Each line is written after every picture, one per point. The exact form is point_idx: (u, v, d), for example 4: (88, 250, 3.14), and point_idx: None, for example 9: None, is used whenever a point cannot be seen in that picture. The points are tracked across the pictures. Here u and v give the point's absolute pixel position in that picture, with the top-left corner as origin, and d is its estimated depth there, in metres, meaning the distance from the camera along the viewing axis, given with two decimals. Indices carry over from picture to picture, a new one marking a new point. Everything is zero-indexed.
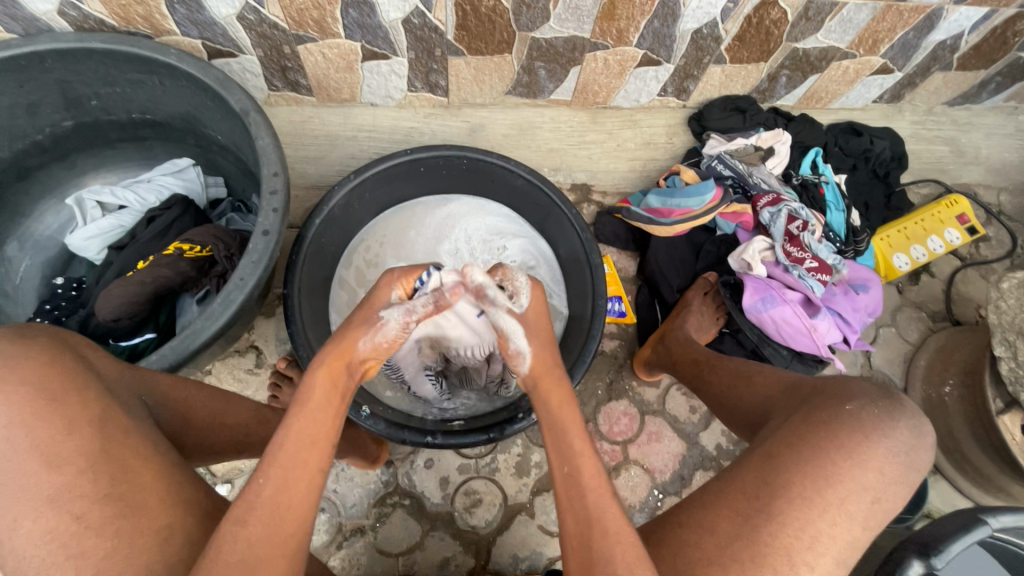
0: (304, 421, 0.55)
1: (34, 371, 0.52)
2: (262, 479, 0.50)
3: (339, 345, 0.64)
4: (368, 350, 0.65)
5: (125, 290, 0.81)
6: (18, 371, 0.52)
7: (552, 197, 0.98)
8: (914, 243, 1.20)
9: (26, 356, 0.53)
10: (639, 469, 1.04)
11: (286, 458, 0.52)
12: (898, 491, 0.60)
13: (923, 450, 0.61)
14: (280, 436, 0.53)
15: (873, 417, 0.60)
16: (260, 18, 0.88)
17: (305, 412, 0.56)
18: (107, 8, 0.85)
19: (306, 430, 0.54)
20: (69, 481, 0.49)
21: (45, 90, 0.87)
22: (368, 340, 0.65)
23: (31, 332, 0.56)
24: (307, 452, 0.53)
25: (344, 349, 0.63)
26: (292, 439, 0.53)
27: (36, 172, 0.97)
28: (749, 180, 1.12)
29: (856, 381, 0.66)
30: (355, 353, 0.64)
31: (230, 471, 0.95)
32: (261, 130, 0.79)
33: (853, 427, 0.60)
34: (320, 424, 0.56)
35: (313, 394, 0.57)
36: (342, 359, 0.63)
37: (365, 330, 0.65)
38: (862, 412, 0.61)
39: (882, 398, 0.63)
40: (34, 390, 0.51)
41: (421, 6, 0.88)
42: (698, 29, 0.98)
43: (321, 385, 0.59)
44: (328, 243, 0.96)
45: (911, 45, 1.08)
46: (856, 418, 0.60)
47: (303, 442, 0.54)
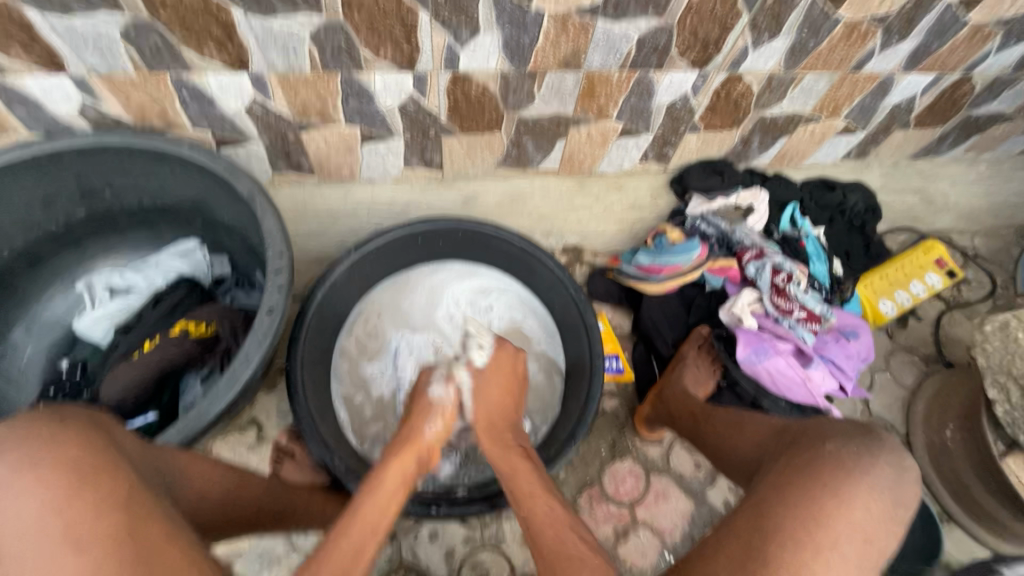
0: (365, 511, 0.62)
1: (70, 452, 0.52)
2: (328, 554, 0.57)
3: (409, 437, 0.76)
4: (433, 433, 0.77)
5: (132, 372, 0.86)
6: (54, 453, 0.51)
7: (546, 263, 1.03)
8: (897, 288, 1.25)
9: (62, 439, 0.52)
10: (648, 531, 1.02)
11: (348, 538, 0.59)
12: (892, 531, 0.58)
13: (909, 485, 0.60)
14: (347, 522, 0.61)
15: (853, 453, 0.61)
16: (267, 110, 0.95)
17: (369, 501, 0.64)
18: (125, 108, 0.92)
19: (373, 513, 0.63)
20: (95, 564, 0.47)
21: (63, 182, 0.92)
22: (431, 425, 0.78)
23: (69, 417, 0.56)
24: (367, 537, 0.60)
25: (416, 440, 0.75)
26: (360, 520, 0.61)
27: (47, 260, 1.00)
28: (732, 237, 1.18)
29: (835, 423, 0.68)
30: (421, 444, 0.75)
31: (229, 554, 0.93)
32: (267, 214, 0.83)
33: (833, 465, 0.60)
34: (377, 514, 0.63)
35: (384, 480, 0.67)
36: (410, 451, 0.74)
37: (427, 419, 0.79)
38: (841, 449, 0.61)
39: (860, 434, 0.64)
40: (70, 472, 0.50)
41: (415, 94, 0.96)
42: (672, 103, 1.07)
43: (391, 476, 0.69)
44: (330, 315, 0.99)
45: (869, 108, 1.17)
46: (836, 455, 0.61)
47: (365, 528, 0.60)
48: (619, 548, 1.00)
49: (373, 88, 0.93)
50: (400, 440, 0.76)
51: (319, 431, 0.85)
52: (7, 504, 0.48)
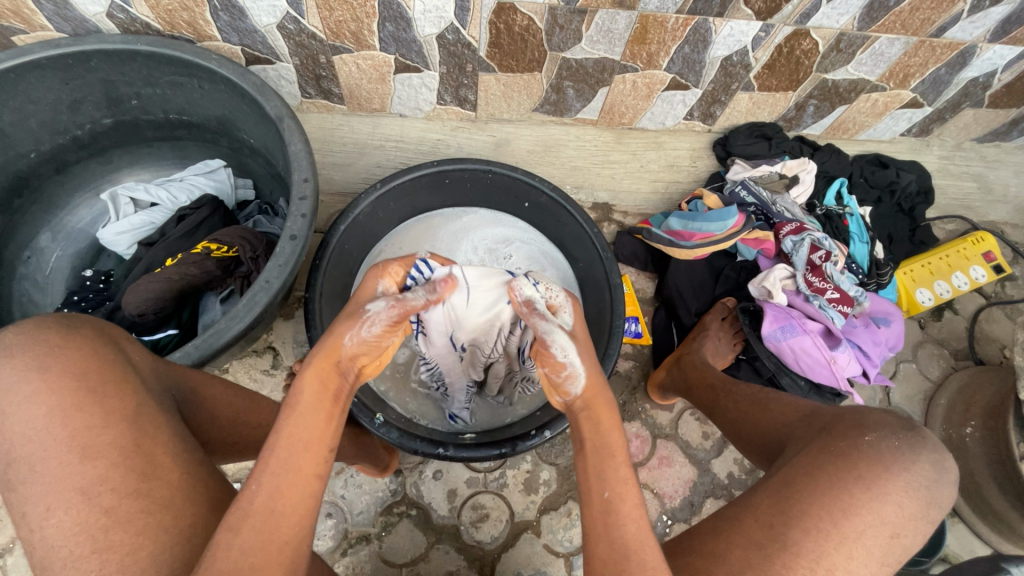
0: (294, 426, 0.50)
1: (77, 361, 0.50)
2: (254, 486, 0.47)
3: (327, 341, 0.57)
4: (357, 346, 0.58)
5: (151, 287, 0.83)
6: (59, 362, 0.50)
7: (575, 216, 0.98)
8: (938, 278, 1.18)
9: (68, 347, 0.51)
10: (649, 493, 1.02)
11: (276, 465, 0.48)
12: (919, 529, 0.57)
13: (945, 486, 0.58)
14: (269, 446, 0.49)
15: (894, 448, 0.58)
16: (299, 28, 0.90)
17: (296, 417, 0.51)
18: (154, 12, 0.88)
19: (297, 435, 0.50)
20: (101, 474, 0.47)
21: (90, 87, 0.90)
22: (356, 335, 0.58)
23: (76, 322, 0.54)
24: (299, 455, 0.49)
25: (332, 346, 0.57)
26: (281, 445, 0.49)
27: (73, 166, 0.99)
28: (773, 208, 1.12)
29: (875, 413, 0.64)
30: (346, 351, 0.57)
31: (240, 471, 0.95)
32: (294, 137, 0.81)
33: (871, 459, 0.58)
34: (311, 429, 0.51)
35: (301, 394, 0.52)
36: (333, 360, 0.57)
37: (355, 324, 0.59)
38: (881, 443, 0.59)
39: (903, 429, 0.61)
40: (74, 382, 0.49)
41: (456, 23, 0.90)
42: (728, 56, 0.99)
43: (310, 386, 0.53)
44: (352, 249, 0.97)
45: (942, 81, 1.08)
46: (876, 449, 0.58)
47: (293, 447, 0.49)
48: None
49: (411, 14, 0.88)
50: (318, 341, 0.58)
51: None
52: (16, 409, 0.48)
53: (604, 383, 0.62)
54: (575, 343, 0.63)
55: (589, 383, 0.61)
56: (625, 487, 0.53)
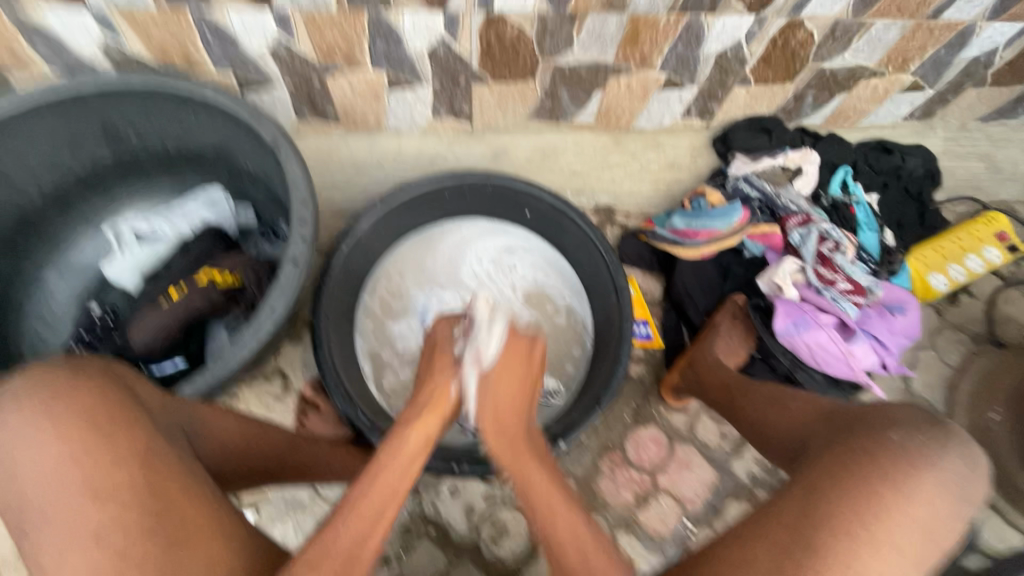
0: (388, 470, 0.58)
1: (86, 402, 0.50)
2: (341, 526, 0.52)
3: (436, 393, 0.69)
4: (457, 395, 0.71)
5: (160, 318, 0.85)
6: (68, 403, 0.50)
7: (576, 222, 0.98)
8: (951, 262, 1.16)
9: (77, 387, 0.51)
10: (670, 498, 1.00)
11: (365, 508, 0.54)
12: (954, 527, 0.55)
13: (980, 480, 0.56)
14: (366, 484, 0.56)
15: (920, 445, 0.57)
16: (291, 52, 0.90)
17: (395, 459, 0.59)
18: (147, 46, 0.88)
19: (390, 481, 0.57)
20: (113, 516, 0.46)
21: (87, 124, 0.90)
22: (457, 386, 0.71)
23: (83, 363, 0.54)
24: (388, 502, 0.56)
25: (440, 398, 0.69)
26: (377, 487, 0.56)
27: (77, 204, 1.00)
28: (777, 202, 1.11)
29: (898, 409, 0.63)
30: (450, 399, 0.70)
31: (255, 498, 0.94)
32: (291, 161, 0.81)
33: (897, 458, 0.56)
34: (400, 476, 0.58)
35: (405, 441, 0.62)
36: (439, 406, 0.68)
37: (454, 375, 0.72)
38: (907, 442, 0.57)
39: (928, 424, 0.59)
40: (84, 422, 0.49)
41: (447, 37, 0.90)
42: (722, 52, 0.98)
43: (416, 435, 0.63)
44: (355, 269, 0.97)
45: (942, 63, 1.06)
46: (901, 447, 0.57)
47: (388, 494, 0.56)
48: (640, 514, 0.99)
49: (402, 30, 0.88)
50: (424, 393, 0.70)
51: (342, 383, 0.85)
52: (27, 453, 0.48)
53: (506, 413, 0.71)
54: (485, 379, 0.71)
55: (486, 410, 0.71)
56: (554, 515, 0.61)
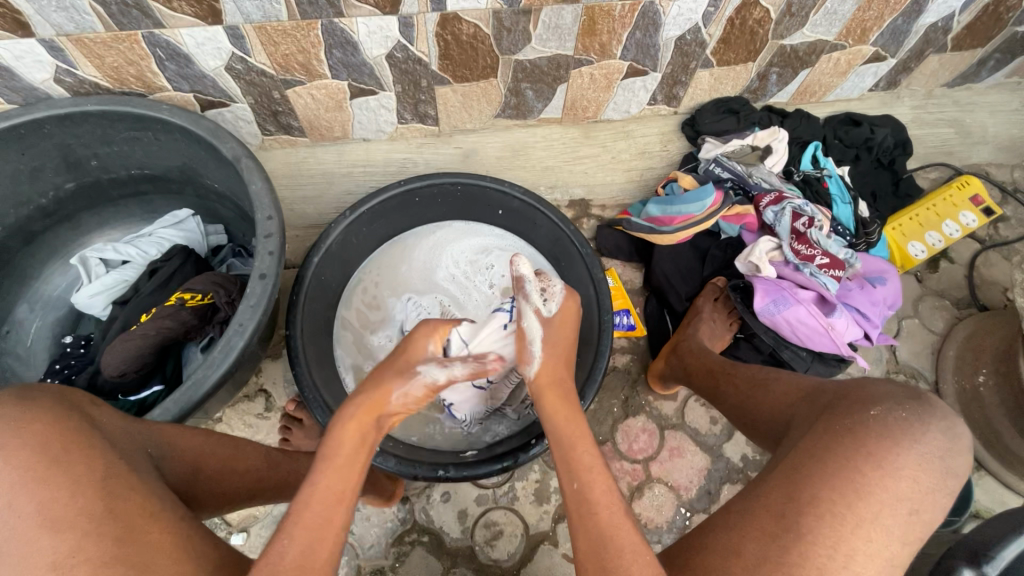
0: (329, 479, 0.55)
1: (36, 433, 0.49)
2: (286, 539, 0.50)
3: (373, 396, 0.65)
4: (399, 401, 0.67)
5: (129, 344, 0.81)
6: (17, 434, 0.49)
7: (549, 217, 0.97)
8: (929, 229, 1.16)
9: (26, 419, 0.50)
10: (663, 487, 1.00)
11: (309, 518, 0.51)
12: (937, 500, 0.55)
13: (959, 453, 0.56)
14: (305, 497, 0.53)
15: (901, 421, 0.56)
16: (247, 67, 0.90)
17: (333, 469, 0.55)
18: (101, 71, 0.88)
19: (331, 488, 0.54)
20: (72, 546, 0.45)
21: (47, 154, 0.89)
22: (401, 391, 0.67)
23: (34, 393, 0.53)
24: (331, 509, 0.53)
25: (381, 401, 0.65)
26: (319, 498, 0.53)
27: (42, 236, 0.99)
28: (749, 181, 1.10)
29: (880, 385, 0.62)
30: (387, 405, 0.65)
31: (245, 520, 0.93)
32: (254, 175, 0.80)
33: (881, 435, 0.55)
34: (343, 483, 0.55)
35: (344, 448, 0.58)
36: (374, 411, 0.64)
37: (400, 379, 0.67)
38: (888, 416, 0.57)
39: (909, 399, 0.58)
40: (37, 452, 0.48)
41: (403, 41, 0.89)
42: (681, 36, 0.98)
43: (350, 440, 0.59)
44: (329, 281, 0.96)
45: (901, 31, 1.06)
46: (883, 423, 0.56)
47: (327, 503, 0.53)
48: (635, 505, 0.99)
49: (357, 37, 0.87)
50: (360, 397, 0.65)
51: (322, 397, 0.83)
52: None
53: (562, 370, 0.72)
54: (545, 327, 0.75)
55: (543, 369, 0.72)
56: (591, 477, 0.59)
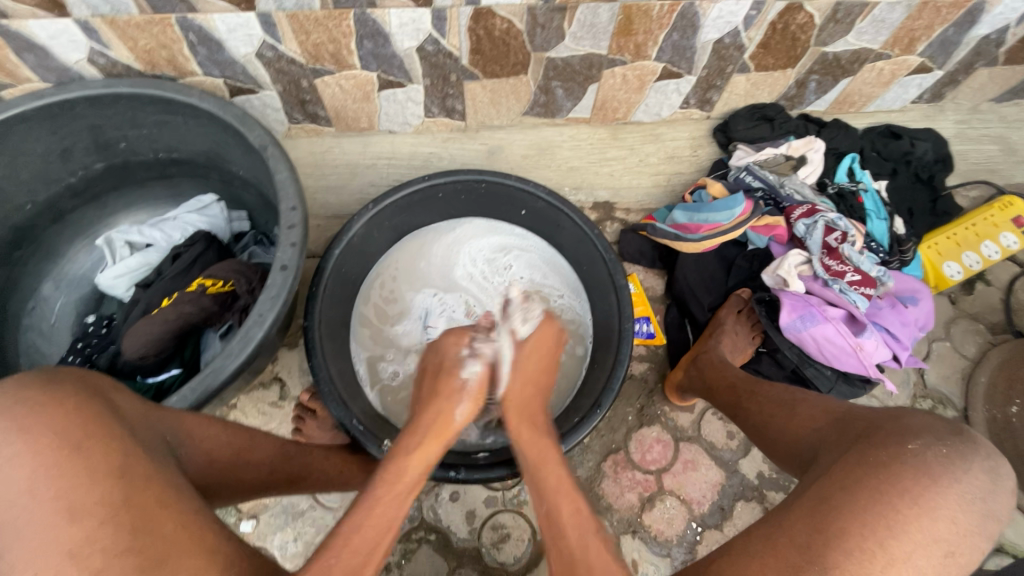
0: (387, 502, 0.56)
1: (60, 420, 0.49)
2: (332, 561, 0.51)
3: (439, 420, 0.66)
4: (460, 420, 0.68)
5: (150, 328, 0.82)
6: (42, 420, 0.49)
7: (574, 218, 0.95)
8: (966, 249, 1.11)
9: (49, 405, 0.50)
10: (675, 500, 0.98)
11: (359, 542, 0.53)
12: (976, 543, 0.52)
13: (1001, 495, 0.53)
14: (360, 517, 0.55)
15: (940, 457, 0.54)
16: (278, 55, 0.89)
17: (392, 492, 0.58)
18: (133, 53, 0.88)
19: (386, 512, 0.56)
20: (91, 534, 0.45)
21: (77, 134, 0.90)
22: (460, 410, 0.68)
23: (59, 377, 0.53)
24: (377, 535, 0.54)
25: (445, 425, 0.66)
26: (371, 520, 0.55)
27: (70, 214, 1.00)
28: (780, 191, 1.07)
29: (916, 416, 0.60)
30: (452, 428, 0.67)
31: (255, 507, 0.94)
32: (280, 165, 0.79)
33: (916, 470, 0.53)
34: (396, 508, 0.57)
35: (408, 471, 0.60)
36: (440, 436, 0.65)
37: (457, 400, 0.68)
38: (926, 452, 0.54)
39: (949, 434, 0.56)
40: (58, 440, 0.48)
41: (435, 34, 0.88)
42: (720, 39, 0.95)
43: (413, 465, 0.61)
44: (349, 273, 0.95)
45: (951, 42, 1.02)
46: (919, 458, 0.54)
47: (380, 527, 0.55)
48: (644, 516, 0.97)
49: (388, 28, 0.86)
50: (426, 420, 0.66)
51: (337, 391, 0.83)
52: None
53: (532, 401, 0.72)
54: (519, 351, 0.74)
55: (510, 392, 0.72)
56: (568, 522, 0.59)
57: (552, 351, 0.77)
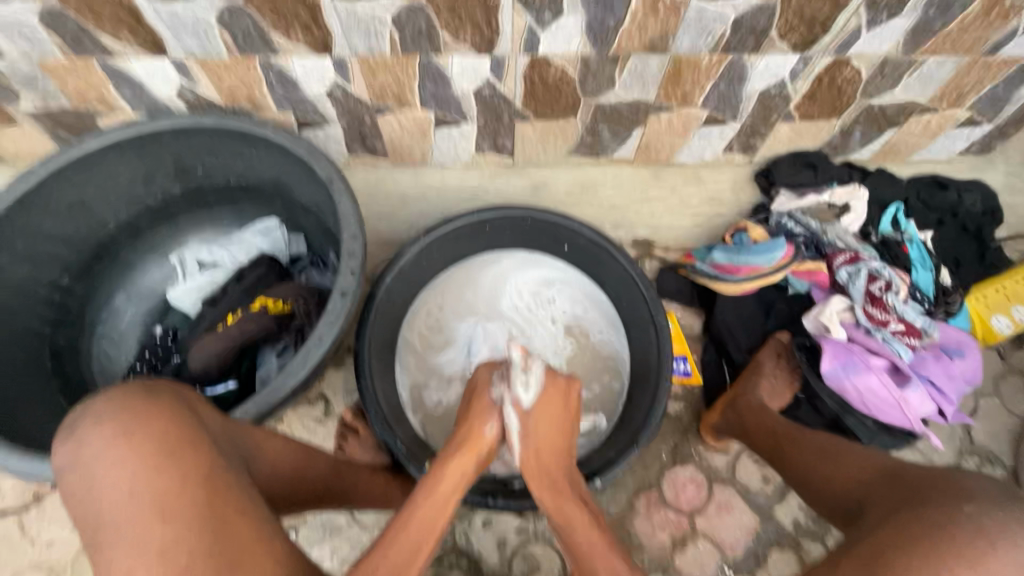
0: (427, 506, 0.60)
1: (157, 425, 0.54)
2: (381, 556, 0.54)
3: (471, 437, 0.73)
4: (491, 436, 0.74)
5: (217, 342, 0.90)
6: (140, 425, 0.53)
7: (615, 256, 0.98)
8: (1016, 303, 1.09)
9: (149, 410, 0.55)
10: (708, 543, 0.97)
11: (403, 541, 0.56)
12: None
13: None
14: (404, 520, 0.58)
15: (999, 520, 0.53)
16: (346, 94, 0.96)
17: (430, 498, 0.62)
18: (217, 90, 0.96)
19: (429, 516, 0.60)
20: (178, 535, 0.49)
21: (162, 160, 0.98)
22: (492, 427, 0.74)
23: (156, 386, 0.58)
24: (420, 537, 0.57)
25: (476, 440, 0.72)
26: (415, 522, 0.58)
27: (146, 232, 1.08)
28: (822, 238, 1.08)
29: (973, 478, 0.59)
30: (484, 444, 0.73)
31: (295, 520, 0.97)
32: (343, 197, 0.85)
33: (973, 531, 0.52)
34: (436, 513, 0.60)
35: (444, 479, 0.65)
36: (474, 450, 0.71)
37: (487, 418, 0.75)
38: (983, 514, 0.53)
39: (1006, 498, 0.55)
40: (153, 445, 0.53)
41: (492, 78, 0.93)
42: (766, 90, 0.98)
43: (449, 475, 0.66)
44: (398, 299, 1.00)
45: (1001, 97, 1.02)
46: (977, 520, 0.53)
47: (423, 529, 0.58)
48: (676, 557, 0.97)
49: (450, 73, 0.92)
50: (459, 438, 0.73)
51: (383, 412, 0.87)
52: (104, 472, 0.51)
53: (548, 458, 0.74)
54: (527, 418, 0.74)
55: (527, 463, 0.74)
56: (604, 559, 0.63)
57: (564, 408, 0.77)
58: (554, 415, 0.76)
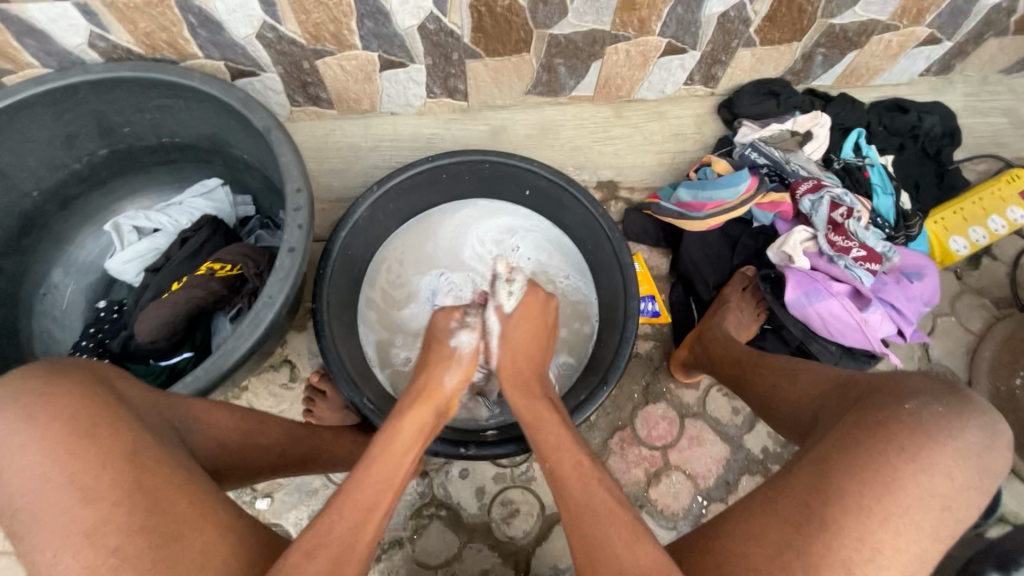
0: (383, 459, 0.59)
1: (69, 405, 0.51)
2: (336, 516, 0.53)
3: (429, 386, 0.71)
4: (451, 386, 0.72)
5: (160, 312, 0.83)
6: (50, 408, 0.50)
7: (577, 196, 0.95)
8: (973, 224, 1.10)
9: (57, 392, 0.51)
10: (681, 475, 1.00)
11: (361, 498, 0.55)
12: (972, 497, 0.53)
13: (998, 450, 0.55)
14: (360, 476, 0.57)
15: (937, 417, 0.55)
16: (278, 36, 0.89)
17: (386, 449, 0.60)
18: (134, 37, 0.87)
19: (386, 469, 0.58)
20: (104, 515, 0.47)
21: (81, 120, 0.90)
22: (450, 376, 0.73)
23: (66, 367, 0.55)
24: (379, 492, 0.56)
25: (434, 390, 0.70)
26: (372, 474, 0.57)
27: (77, 201, 1.00)
28: (786, 167, 1.06)
29: (915, 377, 0.60)
30: (443, 394, 0.71)
31: (268, 486, 0.96)
32: (284, 147, 0.79)
33: (913, 429, 0.54)
34: (394, 467, 0.59)
35: (401, 431, 0.63)
36: (431, 400, 0.69)
37: (447, 367, 0.73)
38: (924, 412, 0.55)
39: (945, 393, 0.57)
40: (66, 427, 0.50)
41: (436, 11, 0.87)
42: (725, 12, 0.94)
43: (408, 425, 0.64)
44: (355, 256, 0.96)
45: (961, 12, 1.00)
46: (917, 419, 0.55)
47: (382, 484, 0.57)
48: (651, 491, 0.99)
49: (389, 6, 0.85)
50: (415, 389, 0.71)
51: (347, 371, 0.84)
52: (13, 462, 0.48)
53: (524, 369, 0.75)
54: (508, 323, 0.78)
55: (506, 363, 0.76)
56: (575, 484, 0.60)
57: (541, 323, 0.80)
58: (529, 332, 0.78)
